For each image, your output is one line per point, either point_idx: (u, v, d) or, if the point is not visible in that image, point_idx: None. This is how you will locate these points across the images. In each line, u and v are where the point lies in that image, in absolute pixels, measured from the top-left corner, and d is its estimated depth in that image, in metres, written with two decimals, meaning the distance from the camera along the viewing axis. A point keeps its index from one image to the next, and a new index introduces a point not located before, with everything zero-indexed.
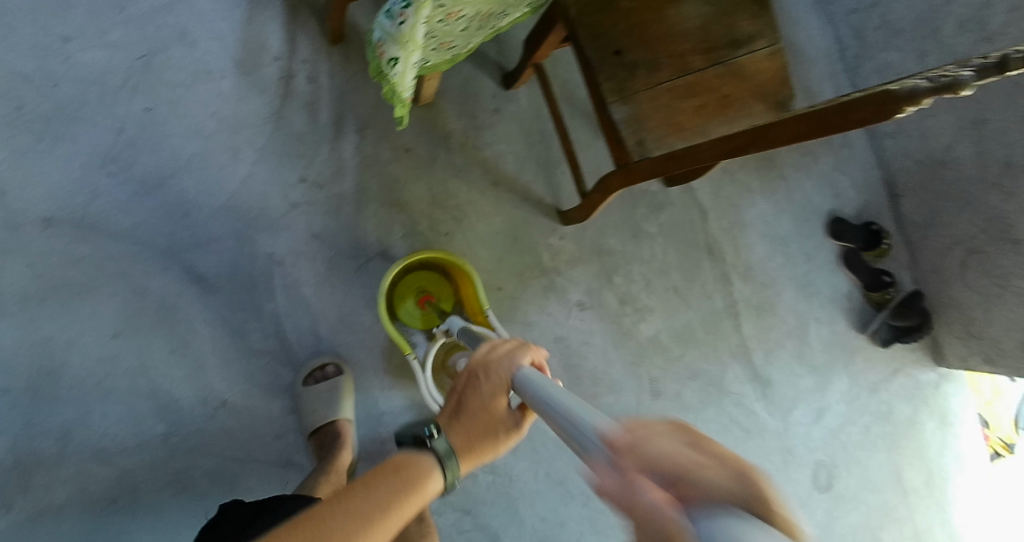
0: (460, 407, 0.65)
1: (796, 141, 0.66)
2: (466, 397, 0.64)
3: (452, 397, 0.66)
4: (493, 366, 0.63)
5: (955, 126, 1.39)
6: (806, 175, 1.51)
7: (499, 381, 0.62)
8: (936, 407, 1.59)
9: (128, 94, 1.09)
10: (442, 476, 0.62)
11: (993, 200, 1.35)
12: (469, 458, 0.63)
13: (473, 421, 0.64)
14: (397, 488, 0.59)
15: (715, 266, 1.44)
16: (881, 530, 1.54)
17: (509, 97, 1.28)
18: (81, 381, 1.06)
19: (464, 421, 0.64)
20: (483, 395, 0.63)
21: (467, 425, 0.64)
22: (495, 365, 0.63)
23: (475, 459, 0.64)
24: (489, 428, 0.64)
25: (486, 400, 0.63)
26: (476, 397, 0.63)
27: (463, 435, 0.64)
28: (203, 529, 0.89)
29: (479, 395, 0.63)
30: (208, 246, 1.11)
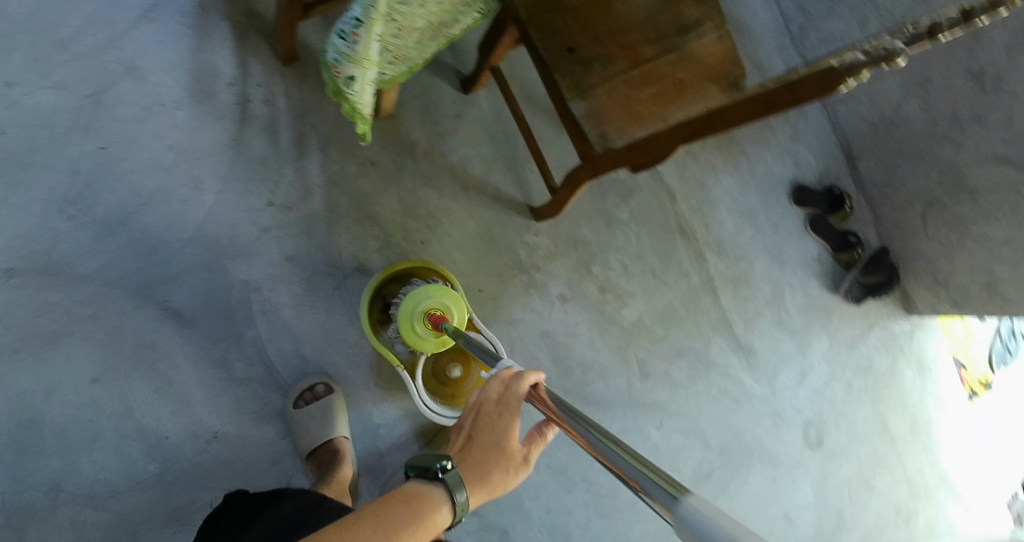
0: (472, 440, 0.66)
1: (749, 121, 0.68)
2: (479, 430, 0.66)
3: (461, 430, 0.68)
4: (504, 392, 0.65)
5: (902, 87, 1.44)
6: (765, 148, 1.55)
7: (511, 404, 0.64)
8: (912, 355, 1.65)
9: (80, 134, 1.06)
10: (452, 512, 0.60)
11: (944, 153, 1.40)
12: (483, 492, 0.63)
13: (487, 452, 0.65)
14: (410, 519, 0.56)
15: (689, 245, 1.47)
16: (873, 480, 1.59)
17: (469, 101, 1.28)
18: (65, 430, 1.04)
19: (475, 451, 0.65)
20: (495, 422, 0.65)
21: (479, 455, 0.64)
22: (509, 393, 0.65)
23: (489, 493, 0.64)
24: (502, 461, 0.65)
25: (501, 432, 0.65)
26: (491, 427, 0.65)
27: (474, 468, 0.64)
28: (210, 517, 0.97)
29: (493, 428, 0.65)
30: (181, 280, 1.10)
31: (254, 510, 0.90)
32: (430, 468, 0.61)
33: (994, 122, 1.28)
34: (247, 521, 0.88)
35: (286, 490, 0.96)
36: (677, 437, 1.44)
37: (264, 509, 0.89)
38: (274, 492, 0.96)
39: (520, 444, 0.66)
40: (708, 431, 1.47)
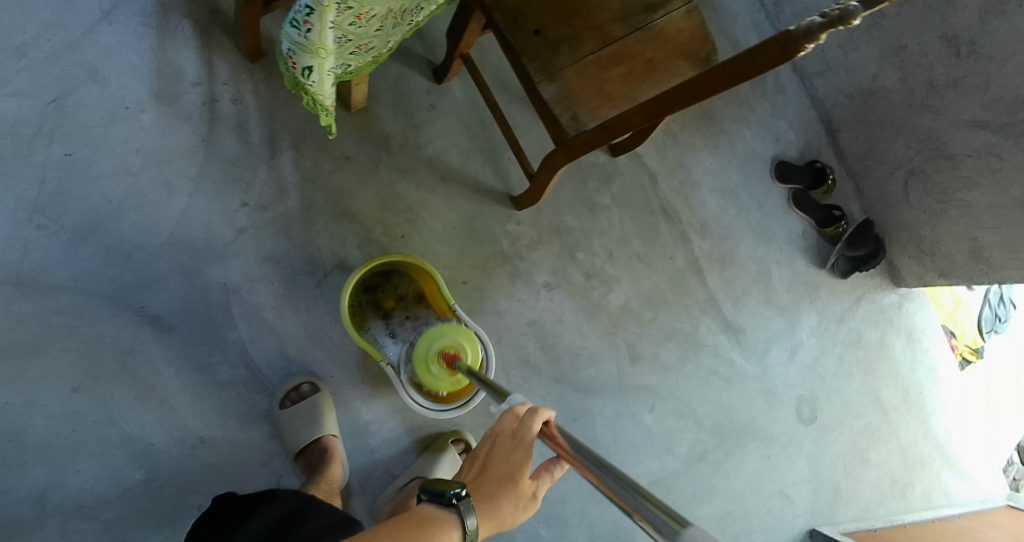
0: (485, 470, 0.65)
1: (712, 95, 0.68)
2: (492, 461, 0.65)
3: (474, 460, 0.67)
4: (518, 427, 0.65)
5: (877, 57, 1.43)
6: (745, 125, 1.54)
7: (525, 439, 0.64)
8: (901, 326, 1.65)
9: (45, 141, 1.05)
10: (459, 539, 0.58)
11: (924, 121, 1.39)
12: (493, 523, 0.62)
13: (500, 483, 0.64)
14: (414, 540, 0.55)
15: (673, 227, 1.46)
16: (868, 452, 1.60)
17: (442, 91, 1.26)
18: (48, 441, 1.04)
19: (488, 481, 0.64)
20: (509, 455, 0.65)
21: (491, 484, 0.64)
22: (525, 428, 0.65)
23: (498, 526, 0.63)
24: (513, 494, 0.64)
25: (514, 466, 0.64)
26: (505, 458, 0.65)
27: (485, 498, 0.63)
28: (198, 521, 0.93)
29: (506, 460, 0.65)
30: (156, 285, 1.09)
31: (238, 517, 0.87)
32: (445, 494, 0.59)
33: (969, 87, 1.28)
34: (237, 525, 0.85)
35: (272, 492, 0.93)
36: (670, 419, 1.44)
37: (248, 520, 0.86)
38: (261, 494, 0.92)
39: (530, 479, 0.66)
40: (701, 411, 1.47)
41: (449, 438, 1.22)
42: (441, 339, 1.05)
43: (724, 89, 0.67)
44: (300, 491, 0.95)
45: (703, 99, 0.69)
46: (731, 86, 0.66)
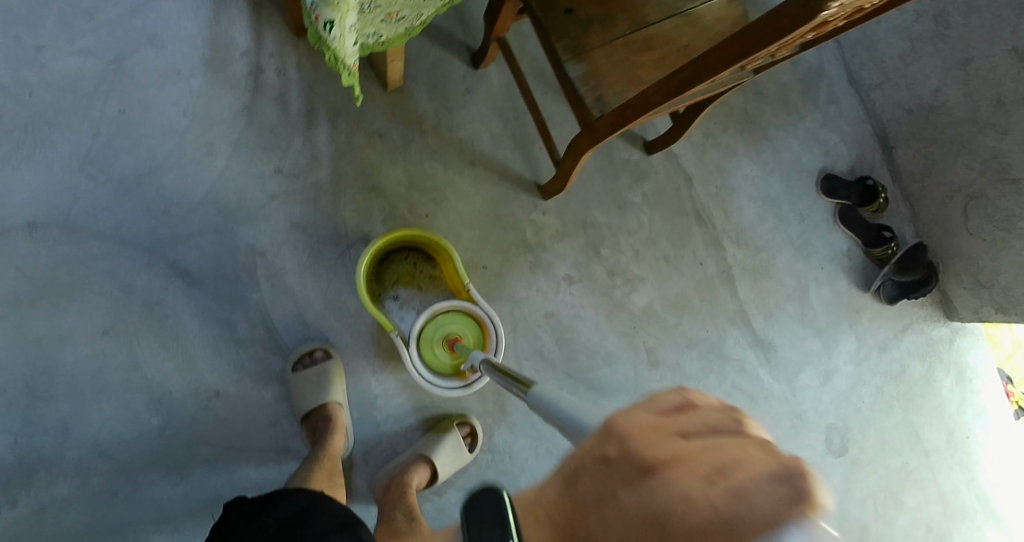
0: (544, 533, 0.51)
1: (736, 61, 0.68)
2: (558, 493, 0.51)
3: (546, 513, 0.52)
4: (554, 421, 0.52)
5: (941, 69, 1.35)
6: (792, 134, 1.48)
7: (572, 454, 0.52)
8: (952, 363, 1.53)
9: (102, 98, 1.17)
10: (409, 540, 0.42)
11: (988, 140, 1.31)
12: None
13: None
14: None
15: (705, 232, 1.42)
16: (903, 494, 1.48)
17: (478, 76, 1.31)
18: (75, 377, 1.12)
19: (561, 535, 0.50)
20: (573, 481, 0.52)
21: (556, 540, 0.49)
22: (643, 426, 0.39)
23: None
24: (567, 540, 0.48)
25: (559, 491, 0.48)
26: (606, 512, 0.37)
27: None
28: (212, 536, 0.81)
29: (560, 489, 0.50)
30: (189, 241, 1.18)
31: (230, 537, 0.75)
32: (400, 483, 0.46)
33: None
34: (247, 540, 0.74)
35: (270, 497, 0.80)
36: None
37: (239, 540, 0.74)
38: (260, 499, 0.81)
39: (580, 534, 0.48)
40: None
41: (454, 420, 1.23)
42: (445, 323, 1.15)
43: (749, 54, 0.68)
44: (304, 491, 0.81)
45: (726, 67, 0.70)
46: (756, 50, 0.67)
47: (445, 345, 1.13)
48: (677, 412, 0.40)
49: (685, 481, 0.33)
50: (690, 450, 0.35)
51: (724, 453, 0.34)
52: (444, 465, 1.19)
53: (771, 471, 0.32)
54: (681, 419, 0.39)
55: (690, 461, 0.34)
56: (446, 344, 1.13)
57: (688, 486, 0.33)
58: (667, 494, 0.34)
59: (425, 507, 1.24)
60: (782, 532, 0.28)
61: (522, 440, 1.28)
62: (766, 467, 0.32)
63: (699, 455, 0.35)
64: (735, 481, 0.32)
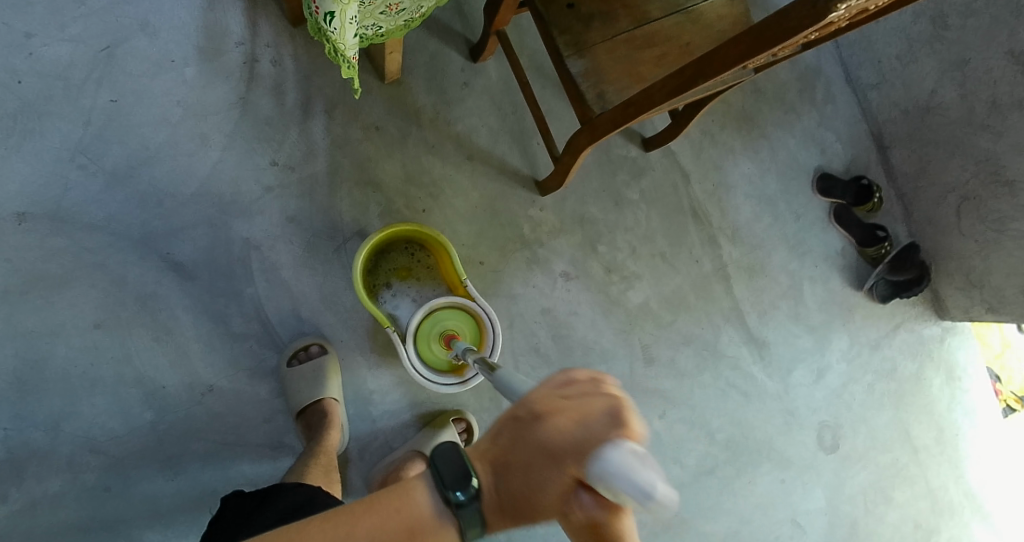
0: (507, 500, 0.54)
1: (742, 61, 0.68)
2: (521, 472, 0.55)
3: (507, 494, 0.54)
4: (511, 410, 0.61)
5: (938, 69, 1.36)
6: (789, 133, 1.48)
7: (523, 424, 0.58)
8: (942, 361, 1.54)
9: (94, 87, 1.15)
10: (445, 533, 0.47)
11: (982, 142, 1.32)
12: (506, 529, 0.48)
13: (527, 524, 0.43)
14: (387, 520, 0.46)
15: (701, 229, 1.42)
16: (892, 491, 1.50)
17: (477, 70, 1.30)
18: (66, 371, 1.13)
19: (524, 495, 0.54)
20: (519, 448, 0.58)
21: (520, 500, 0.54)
22: (543, 391, 0.45)
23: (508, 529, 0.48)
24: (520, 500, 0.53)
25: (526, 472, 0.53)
26: (510, 458, 0.44)
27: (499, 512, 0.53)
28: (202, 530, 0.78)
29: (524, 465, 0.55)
30: (183, 234, 1.17)
31: (232, 529, 0.73)
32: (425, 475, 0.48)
33: None
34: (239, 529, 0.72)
35: (270, 492, 0.79)
36: (680, 428, 1.40)
37: (242, 527, 0.72)
38: (259, 494, 0.79)
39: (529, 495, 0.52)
40: (714, 424, 1.41)
41: (450, 416, 1.23)
42: (442, 319, 1.14)
43: (755, 54, 0.68)
44: (303, 486, 0.81)
45: (731, 67, 0.70)
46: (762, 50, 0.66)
47: (442, 341, 1.13)
48: (569, 376, 0.46)
49: (568, 436, 0.41)
50: (571, 408, 0.42)
51: (596, 410, 0.41)
52: None
53: (617, 417, 0.40)
54: (567, 386, 0.45)
55: (565, 414, 0.42)
56: (442, 341, 1.12)
57: (567, 441, 0.41)
58: (556, 447, 0.41)
59: None
60: (607, 454, 0.37)
61: None
62: (622, 420, 0.40)
63: (576, 412, 0.42)
64: (591, 425, 0.41)
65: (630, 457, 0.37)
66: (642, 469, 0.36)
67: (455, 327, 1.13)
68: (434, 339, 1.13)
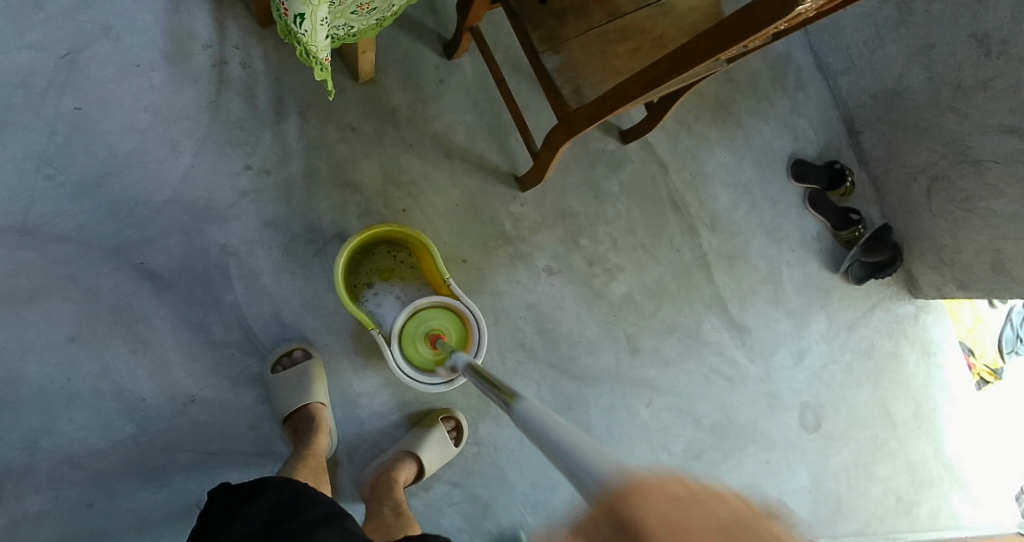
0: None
1: (713, 54, 0.69)
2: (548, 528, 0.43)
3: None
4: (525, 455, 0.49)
5: (905, 55, 1.39)
6: (763, 120, 1.50)
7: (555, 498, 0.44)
8: (917, 338, 1.58)
9: (56, 94, 1.13)
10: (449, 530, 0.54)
11: (948, 124, 1.35)
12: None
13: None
14: None
15: (681, 219, 1.43)
16: (874, 466, 1.53)
17: (452, 67, 1.29)
18: (42, 386, 1.10)
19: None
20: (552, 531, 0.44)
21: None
22: (661, 510, 0.29)
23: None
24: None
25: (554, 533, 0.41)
26: None
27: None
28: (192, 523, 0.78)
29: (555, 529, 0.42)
30: (157, 242, 1.15)
31: (209, 532, 0.72)
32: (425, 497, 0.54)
33: (1002, 89, 1.23)
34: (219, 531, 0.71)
35: (254, 487, 0.76)
36: (667, 415, 1.41)
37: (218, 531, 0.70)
38: (244, 488, 0.77)
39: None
40: (700, 410, 1.43)
41: (439, 415, 1.23)
42: (428, 320, 1.13)
43: (727, 47, 0.68)
44: (289, 482, 0.78)
45: (703, 60, 0.71)
46: (733, 43, 0.67)
47: (428, 342, 1.12)
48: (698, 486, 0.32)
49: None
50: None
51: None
52: (430, 459, 1.18)
53: None
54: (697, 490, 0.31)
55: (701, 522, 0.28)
56: (429, 342, 1.12)
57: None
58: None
59: (413, 503, 1.23)
60: None
61: (508, 431, 1.29)
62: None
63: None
64: None
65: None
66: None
67: (441, 328, 1.12)
68: (419, 340, 1.12)
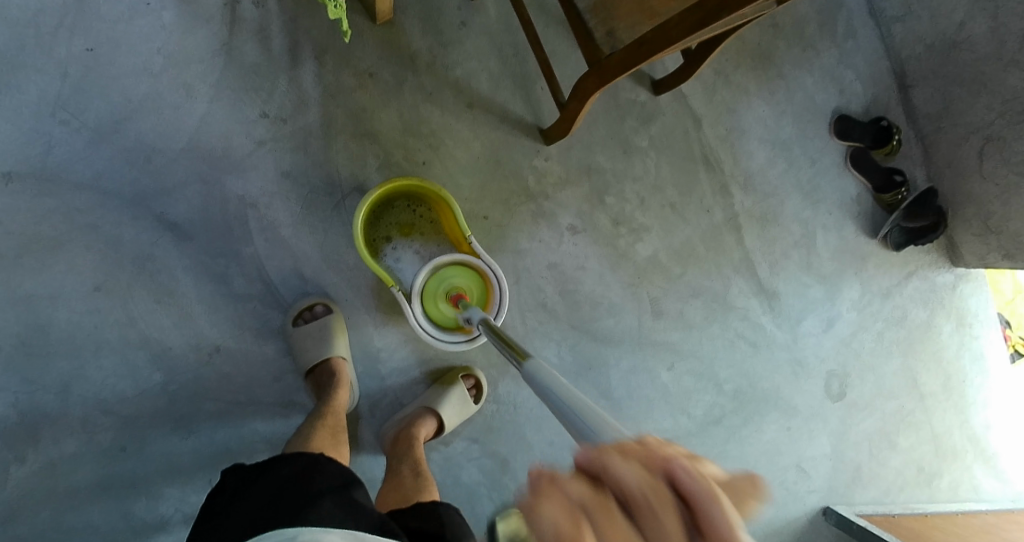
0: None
1: None
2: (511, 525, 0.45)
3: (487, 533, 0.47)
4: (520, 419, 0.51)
5: (969, 1, 1.27)
6: (807, 72, 1.40)
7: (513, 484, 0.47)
8: (953, 308, 1.52)
9: (68, 35, 1.09)
10: None
11: (1011, 79, 1.24)
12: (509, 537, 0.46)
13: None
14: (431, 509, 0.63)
15: (713, 178, 1.37)
16: (897, 436, 1.51)
17: (475, 9, 1.22)
18: (69, 334, 1.12)
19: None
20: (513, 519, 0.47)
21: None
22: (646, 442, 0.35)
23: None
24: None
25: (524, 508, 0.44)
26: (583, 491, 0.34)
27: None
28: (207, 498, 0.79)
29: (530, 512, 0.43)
30: (177, 192, 1.13)
31: (218, 510, 0.71)
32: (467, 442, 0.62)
33: None
34: (232, 504, 0.71)
35: (265, 466, 0.76)
36: (688, 379, 1.39)
37: (232, 506, 0.70)
38: (255, 467, 0.77)
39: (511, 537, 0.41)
40: (722, 375, 1.41)
41: (458, 372, 1.22)
42: (448, 278, 1.11)
43: None
44: (300, 456, 0.77)
45: None
46: None
47: (449, 300, 1.10)
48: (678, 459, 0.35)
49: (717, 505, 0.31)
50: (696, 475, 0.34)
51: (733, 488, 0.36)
52: (449, 416, 1.18)
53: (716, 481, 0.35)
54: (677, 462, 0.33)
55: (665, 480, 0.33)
56: (450, 300, 1.09)
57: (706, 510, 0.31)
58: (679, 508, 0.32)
59: (432, 456, 1.25)
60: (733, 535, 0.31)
61: (527, 391, 1.27)
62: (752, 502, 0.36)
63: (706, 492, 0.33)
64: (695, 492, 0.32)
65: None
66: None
67: (462, 286, 1.10)
68: (440, 298, 1.10)
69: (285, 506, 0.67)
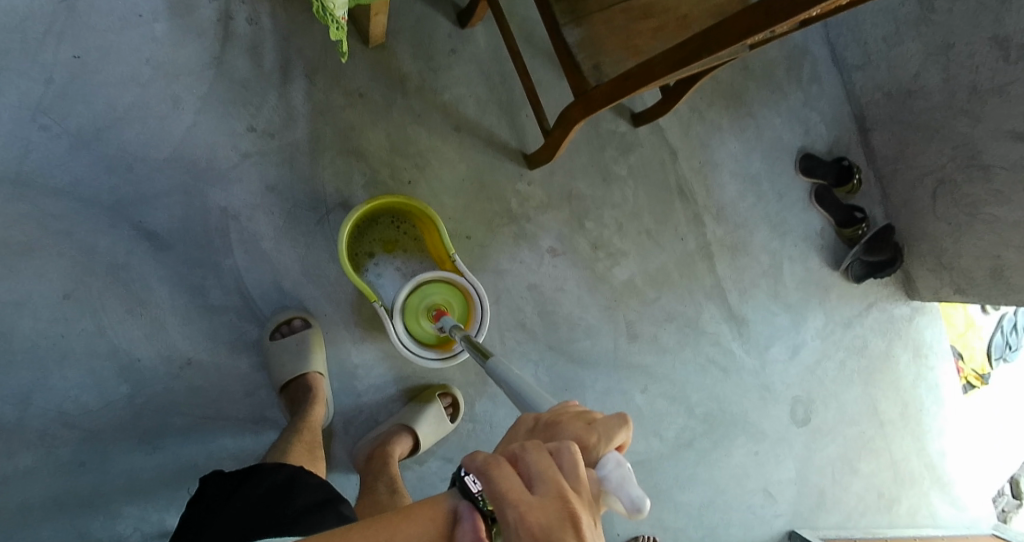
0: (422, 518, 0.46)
1: (743, 36, 0.70)
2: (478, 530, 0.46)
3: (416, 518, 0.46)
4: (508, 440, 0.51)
5: (923, 53, 1.36)
6: (775, 112, 1.48)
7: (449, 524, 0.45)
8: (910, 339, 1.59)
9: (54, 41, 1.08)
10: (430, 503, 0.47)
11: (960, 126, 1.33)
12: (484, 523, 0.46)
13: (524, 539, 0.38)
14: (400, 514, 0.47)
15: (687, 207, 1.42)
16: (858, 462, 1.55)
17: (465, 37, 1.26)
18: (34, 342, 1.09)
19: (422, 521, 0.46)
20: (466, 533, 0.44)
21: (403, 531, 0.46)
22: (552, 411, 0.49)
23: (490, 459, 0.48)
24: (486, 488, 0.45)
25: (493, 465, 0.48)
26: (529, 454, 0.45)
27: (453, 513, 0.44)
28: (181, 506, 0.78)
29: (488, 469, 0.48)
30: (157, 201, 1.13)
31: (197, 518, 0.70)
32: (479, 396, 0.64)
33: (1016, 95, 1.21)
34: (211, 513, 0.70)
35: (246, 475, 0.76)
36: (661, 402, 1.42)
37: (210, 517, 0.69)
38: (236, 474, 0.77)
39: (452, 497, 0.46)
40: (694, 398, 1.44)
41: (436, 390, 1.22)
42: (430, 295, 1.12)
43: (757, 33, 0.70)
44: (283, 467, 0.77)
45: (731, 44, 0.72)
46: (765, 30, 0.69)
47: (430, 317, 1.11)
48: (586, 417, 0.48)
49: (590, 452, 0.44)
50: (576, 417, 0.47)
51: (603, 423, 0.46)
52: (426, 434, 1.18)
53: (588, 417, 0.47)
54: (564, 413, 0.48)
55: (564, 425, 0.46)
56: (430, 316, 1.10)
57: (591, 455, 0.44)
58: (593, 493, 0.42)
59: (407, 475, 1.24)
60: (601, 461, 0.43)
61: (503, 410, 1.28)
62: (622, 434, 0.45)
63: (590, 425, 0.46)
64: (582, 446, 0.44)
65: (628, 473, 0.42)
66: (635, 484, 0.41)
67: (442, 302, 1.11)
68: (421, 314, 1.10)
69: (267, 519, 0.67)
